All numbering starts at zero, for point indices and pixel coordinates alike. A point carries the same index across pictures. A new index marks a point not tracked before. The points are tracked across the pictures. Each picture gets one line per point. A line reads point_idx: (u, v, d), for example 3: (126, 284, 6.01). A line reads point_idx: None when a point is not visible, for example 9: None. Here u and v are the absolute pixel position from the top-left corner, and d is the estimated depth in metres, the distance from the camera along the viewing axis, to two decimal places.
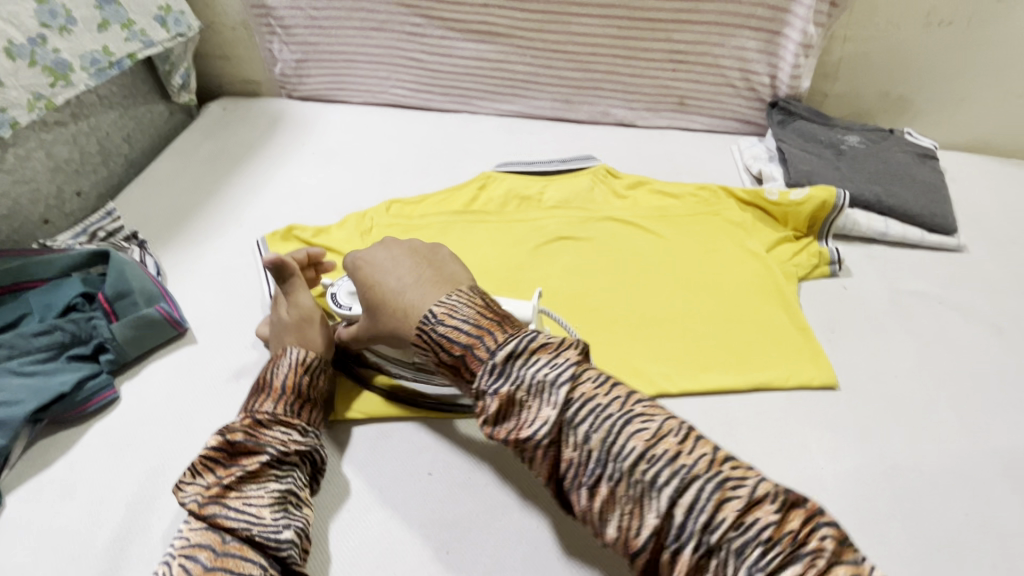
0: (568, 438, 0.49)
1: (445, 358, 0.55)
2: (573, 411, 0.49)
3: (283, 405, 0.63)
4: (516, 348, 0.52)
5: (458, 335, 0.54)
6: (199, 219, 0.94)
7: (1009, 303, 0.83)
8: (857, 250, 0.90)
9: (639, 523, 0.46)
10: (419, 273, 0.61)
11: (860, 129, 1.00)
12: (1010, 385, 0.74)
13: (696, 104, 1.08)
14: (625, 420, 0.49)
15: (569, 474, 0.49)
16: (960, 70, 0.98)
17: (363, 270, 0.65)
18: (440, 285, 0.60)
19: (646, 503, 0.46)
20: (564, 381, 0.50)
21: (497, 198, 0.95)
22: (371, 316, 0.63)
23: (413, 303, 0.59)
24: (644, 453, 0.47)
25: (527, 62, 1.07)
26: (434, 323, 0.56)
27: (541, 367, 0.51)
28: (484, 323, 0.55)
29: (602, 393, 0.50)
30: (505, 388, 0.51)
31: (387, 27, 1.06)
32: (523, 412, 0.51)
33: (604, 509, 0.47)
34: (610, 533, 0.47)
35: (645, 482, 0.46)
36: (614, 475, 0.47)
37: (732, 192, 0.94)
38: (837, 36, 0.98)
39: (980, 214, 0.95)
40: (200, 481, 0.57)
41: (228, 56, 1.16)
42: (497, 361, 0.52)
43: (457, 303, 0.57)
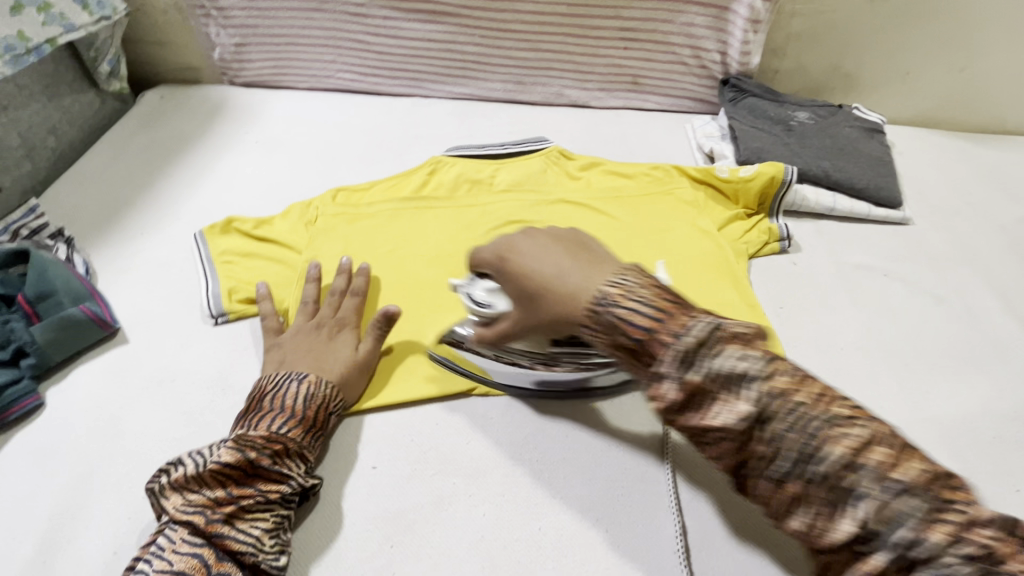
0: (757, 433, 0.40)
1: (623, 342, 0.44)
2: (765, 404, 0.40)
3: (306, 437, 0.61)
4: (707, 336, 0.41)
5: (633, 315, 0.43)
6: (135, 213, 0.89)
7: (949, 273, 0.85)
8: (806, 225, 0.91)
9: (831, 528, 0.37)
10: (576, 258, 0.51)
11: (809, 105, 1.00)
12: (950, 354, 0.76)
13: (649, 83, 1.07)
14: (826, 421, 0.38)
15: (752, 467, 0.40)
16: (906, 43, 0.99)
17: (511, 256, 0.54)
18: (605, 270, 0.48)
19: (844, 509, 0.37)
20: (756, 373, 0.40)
21: (447, 182, 0.93)
22: (526, 307, 0.53)
23: (577, 286, 0.48)
24: (851, 461, 0.37)
25: (475, 42, 1.04)
26: (608, 304, 0.45)
27: (731, 357, 0.41)
28: (666, 305, 0.43)
29: (797, 387, 0.40)
30: (696, 379, 0.41)
31: (328, 8, 1.02)
32: (707, 402, 0.41)
33: (790, 504, 0.39)
34: (795, 527, 0.39)
35: (845, 489, 0.37)
36: (812, 477, 0.38)
37: (685, 170, 0.93)
38: (785, 11, 0.97)
39: (924, 187, 0.97)
40: (206, 493, 0.55)
41: (163, 42, 1.11)
42: (687, 350, 0.41)
43: (631, 281, 0.46)
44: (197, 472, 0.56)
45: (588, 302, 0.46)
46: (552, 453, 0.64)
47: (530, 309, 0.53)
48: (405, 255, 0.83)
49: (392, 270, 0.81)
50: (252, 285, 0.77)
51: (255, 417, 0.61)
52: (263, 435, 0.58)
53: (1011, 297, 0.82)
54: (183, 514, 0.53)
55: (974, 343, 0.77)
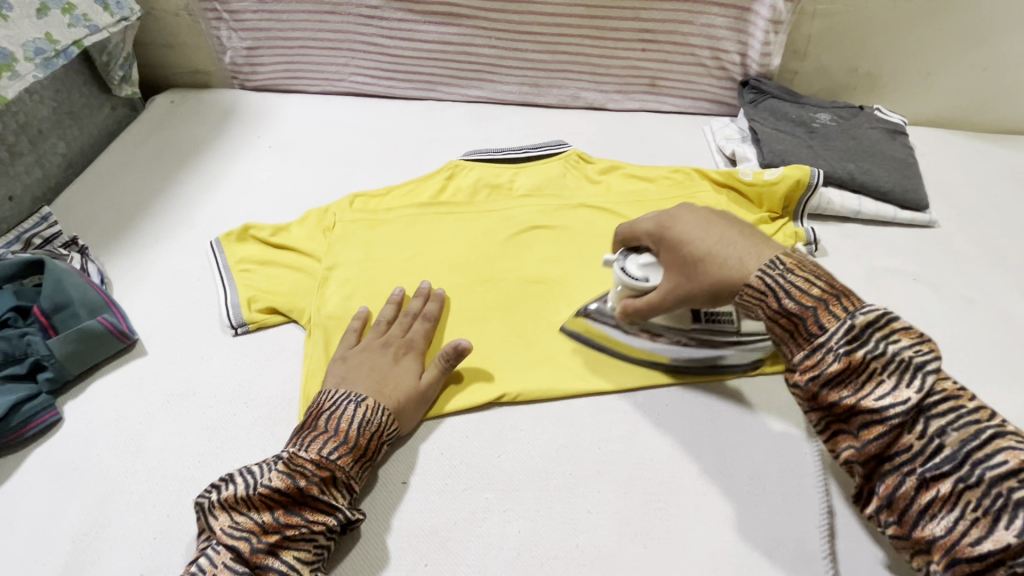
0: (915, 427, 0.44)
1: (790, 305, 0.48)
2: (932, 400, 0.44)
3: (354, 467, 0.58)
4: (879, 319, 0.46)
5: (810, 285, 0.48)
6: (149, 221, 0.88)
7: (979, 276, 0.83)
8: (831, 229, 0.89)
9: (982, 533, 0.41)
10: (742, 232, 0.54)
11: (831, 106, 0.99)
12: (985, 359, 0.75)
13: (667, 85, 1.05)
14: (997, 430, 0.43)
15: (899, 458, 0.45)
16: (928, 44, 0.98)
17: (672, 227, 0.58)
18: (770, 246, 0.52)
19: (1002, 516, 0.41)
20: (932, 371, 0.44)
21: (466, 187, 0.92)
22: (684, 273, 0.56)
23: (745, 255, 0.52)
24: (1016, 473, 0.41)
25: (491, 44, 1.02)
26: (780, 269, 0.49)
27: (904, 347, 0.45)
28: (840, 287, 0.49)
29: (967, 397, 0.45)
30: (862, 353, 0.46)
31: (342, 11, 1.00)
32: (869, 383, 0.45)
33: (937, 505, 0.43)
34: (933, 530, 0.43)
35: (1009, 499, 0.41)
36: (970, 478, 0.42)
37: (707, 173, 0.92)
38: (806, 12, 0.96)
39: (948, 188, 0.96)
40: (254, 516, 0.53)
41: (172, 45, 1.09)
42: (857, 323, 0.46)
43: (804, 258, 0.51)
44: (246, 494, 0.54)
45: (757, 268, 0.51)
46: (585, 465, 0.63)
47: (687, 273, 0.55)
48: (427, 262, 0.81)
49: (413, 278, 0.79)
50: (272, 294, 0.75)
51: (306, 435, 0.58)
52: (314, 459, 0.55)
53: None
54: (228, 538, 0.52)
55: (1009, 347, 0.76)
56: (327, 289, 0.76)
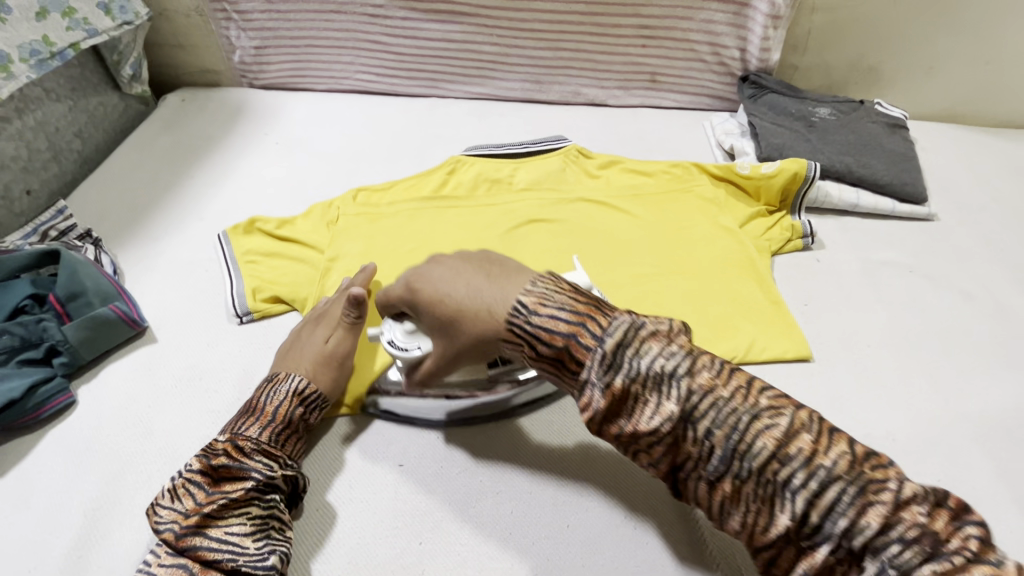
0: (688, 434, 0.44)
1: (544, 350, 0.47)
2: (694, 404, 0.44)
3: (267, 434, 0.60)
4: (624, 336, 0.45)
5: (555, 324, 0.46)
6: (158, 215, 0.91)
7: (978, 269, 0.83)
8: (830, 222, 0.90)
9: (767, 520, 0.42)
10: (485, 274, 0.50)
11: (832, 101, 0.99)
12: (980, 351, 0.75)
13: (668, 81, 1.06)
14: (751, 416, 0.43)
15: (687, 466, 0.45)
16: (930, 37, 0.97)
17: (416, 286, 0.53)
18: (515, 280, 0.49)
19: (777, 502, 0.42)
20: (683, 374, 0.44)
21: (467, 181, 0.93)
22: (444, 335, 0.52)
23: (492, 305, 0.49)
24: (776, 453, 0.42)
25: (493, 42, 1.04)
26: (525, 314, 0.47)
27: (656, 357, 0.44)
28: (582, 309, 0.47)
29: (721, 385, 0.44)
30: (619, 381, 0.44)
31: (347, 10, 1.02)
32: (638, 407, 0.45)
33: (725, 501, 0.44)
34: (734, 525, 0.45)
35: (777, 483, 0.42)
36: (741, 473, 0.43)
37: (705, 167, 0.93)
38: (805, 7, 0.96)
39: (950, 182, 0.95)
40: (178, 505, 0.56)
41: (184, 45, 1.12)
42: (606, 351, 0.45)
43: (547, 289, 0.48)
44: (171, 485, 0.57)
45: (504, 316, 0.48)
46: (576, 450, 0.65)
47: (448, 333, 0.52)
48: (427, 254, 0.83)
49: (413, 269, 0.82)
50: (274, 284, 0.78)
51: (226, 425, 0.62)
52: (226, 438, 0.59)
53: None
54: (159, 529, 0.54)
55: (1005, 340, 0.76)
56: (328, 279, 0.78)
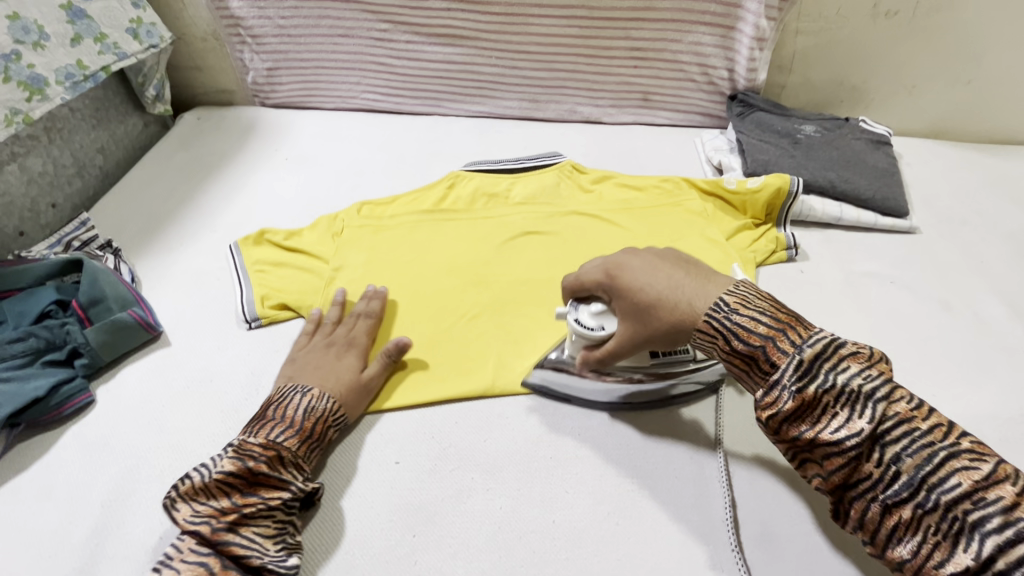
0: (872, 455, 0.48)
1: (738, 346, 0.53)
2: (885, 427, 0.48)
3: (303, 447, 0.63)
4: (824, 350, 0.50)
5: (756, 322, 0.52)
6: (175, 227, 0.96)
7: (957, 280, 0.86)
8: (814, 234, 0.93)
9: (944, 555, 0.45)
10: (687, 272, 0.58)
11: (816, 118, 1.03)
12: (957, 359, 0.77)
13: (659, 99, 1.11)
14: (948, 453, 0.46)
15: (862, 485, 0.49)
16: (910, 58, 1.01)
17: (622, 268, 0.61)
18: (716, 283, 0.57)
19: (961, 539, 0.44)
20: (881, 398, 0.48)
21: (465, 196, 0.98)
22: (637, 318, 0.59)
23: (691, 301, 0.56)
24: (969, 494, 0.44)
25: (492, 63, 1.09)
26: (727, 310, 0.54)
27: (854, 376, 0.49)
28: (782, 317, 0.53)
29: (919, 418, 0.48)
30: (811, 389, 0.49)
31: (354, 34, 1.08)
32: (825, 417, 0.49)
33: (899, 527, 0.47)
34: (901, 552, 0.47)
35: (964, 521, 0.44)
36: (925, 502, 0.46)
37: (694, 182, 0.97)
38: (790, 29, 1.00)
39: (933, 196, 0.99)
40: (213, 504, 0.58)
41: (201, 67, 1.18)
42: (804, 359, 0.50)
43: (747, 293, 0.55)
44: (203, 484, 0.58)
45: (704, 310, 0.55)
46: (565, 450, 0.68)
47: (638, 315, 0.59)
48: (425, 265, 0.87)
49: (411, 280, 0.86)
50: (280, 291, 0.82)
51: (253, 425, 0.64)
52: (262, 443, 0.61)
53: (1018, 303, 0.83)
54: (189, 525, 0.56)
55: (983, 349, 0.78)
56: (332, 288, 0.83)
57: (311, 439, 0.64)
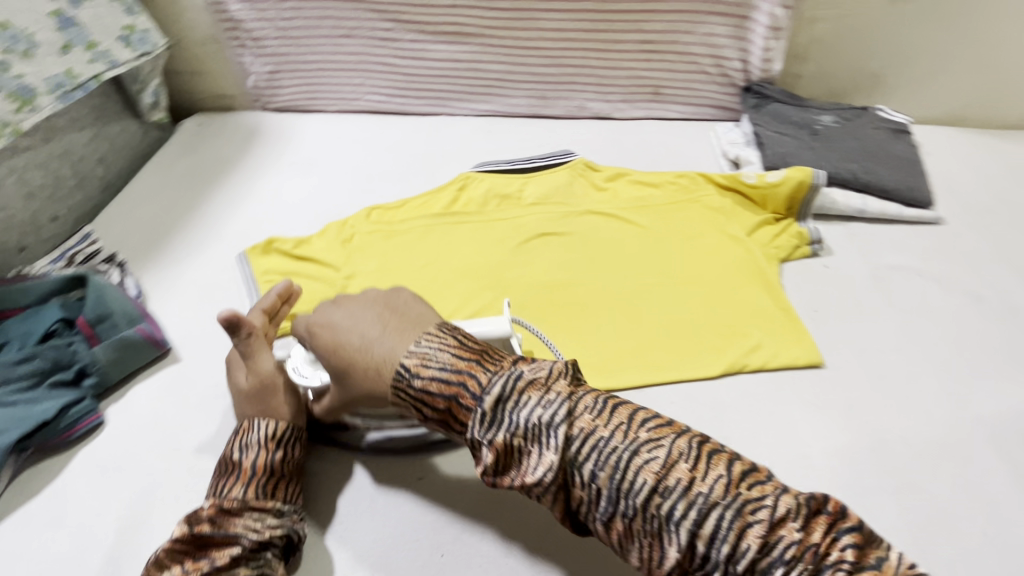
0: (575, 479, 0.47)
1: (432, 413, 0.52)
2: (575, 450, 0.47)
3: (253, 490, 0.58)
4: (502, 392, 0.49)
5: (437, 383, 0.51)
6: (178, 238, 0.93)
7: (987, 271, 0.84)
8: (838, 228, 0.90)
9: (660, 553, 0.44)
10: (381, 324, 0.57)
11: (834, 108, 1.00)
12: (991, 353, 0.75)
13: (671, 93, 1.08)
14: (632, 451, 0.46)
15: (583, 509, 0.48)
16: (929, 43, 0.99)
17: (318, 333, 0.60)
18: (408, 334, 0.55)
19: (664, 536, 0.44)
20: (560, 423, 0.47)
21: (477, 198, 0.95)
22: (338, 381, 0.58)
23: (382, 360, 0.54)
24: (657, 488, 0.44)
25: (499, 60, 1.07)
26: (410, 379, 0.52)
27: (534, 409, 0.48)
28: (462, 366, 0.51)
29: (601, 426, 0.47)
30: (501, 438, 0.48)
31: (357, 34, 1.06)
32: (524, 459, 0.48)
33: (623, 540, 0.46)
34: (634, 561, 0.46)
35: (660, 517, 0.44)
36: (630, 513, 0.45)
37: (712, 177, 0.94)
38: (806, 17, 0.98)
39: (957, 186, 0.96)
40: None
41: (201, 72, 1.16)
42: (486, 410, 0.48)
43: (429, 349, 0.53)
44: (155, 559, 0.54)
45: (392, 378, 0.53)
46: None
47: (343, 384, 0.58)
48: (439, 269, 0.85)
49: (425, 285, 0.84)
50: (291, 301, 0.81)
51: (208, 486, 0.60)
52: (206, 500, 0.57)
53: None
54: None
55: (1016, 342, 0.76)
56: None
57: (257, 480, 0.59)
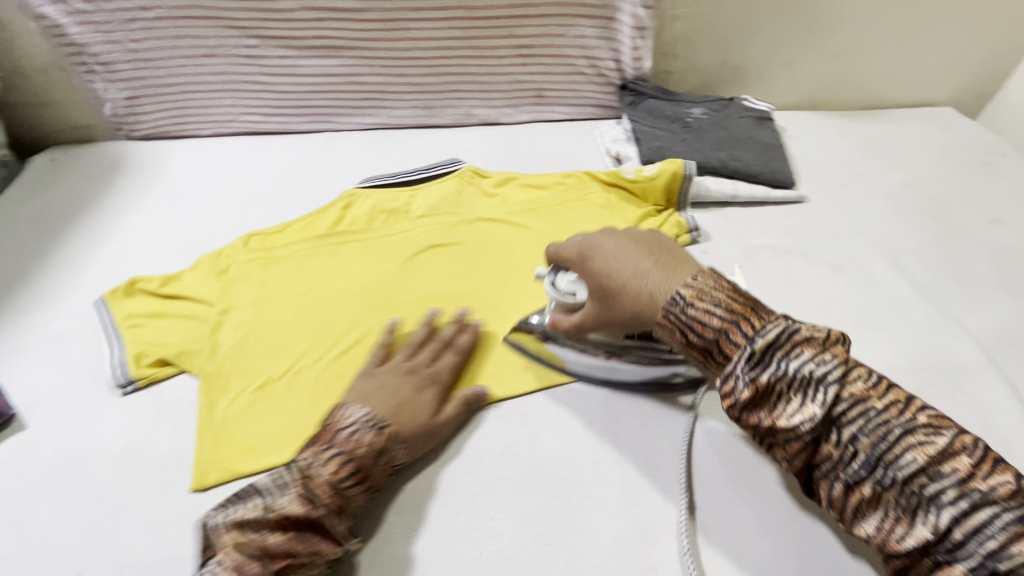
0: (831, 436, 0.48)
1: (696, 339, 0.54)
2: (842, 409, 0.48)
3: (358, 492, 0.57)
4: (776, 338, 0.50)
5: (709, 315, 0.53)
6: (31, 288, 0.83)
7: (847, 242, 0.90)
8: (714, 214, 0.94)
9: (905, 529, 0.45)
10: (653, 260, 0.60)
11: (702, 101, 1.05)
12: (856, 317, 0.79)
13: (554, 95, 1.10)
14: (904, 430, 0.46)
15: (825, 466, 0.49)
16: (779, 35, 1.06)
17: (589, 256, 0.64)
18: (680, 275, 0.58)
19: (919, 513, 0.44)
20: (833, 381, 0.48)
21: (363, 215, 0.92)
22: (599, 302, 0.63)
23: (654, 289, 0.57)
24: (925, 469, 0.44)
25: (378, 73, 1.04)
26: (683, 304, 0.55)
27: (807, 362, 0.49)
28: (737, 309, 0.53)
29: (875, 396, 0.48)
30: (764, 377, 0.50)
31: (220, 53, 0.99)
32: (780, 404, 0.50)
33: (862, 504, 0.47)
34: (866, 529, 0.47)
35: (921, 495, 0.44)
36: (884, 480, 0.46)
37: (596, 175, 0.96)
38: (666, 16, 1.02)
39: (815, 165, 1.03)
40: (261, 536, 0.52)
41: (46, 102, 1.05)
42: (756, 349, 0.50)
43: (705, 286, 0.55)
44: (259, 517, 0.53)
45: (664, 303, 0.56)
46: (488, 472, 0.64)
47: (604, 305, 0.62)
48: (323, 293, 0.81)
49: (310, 311, 0.79)
50: (157, 345, 0.74)
51: (318, 450, 0.57)
52: (326, 482, 0.55)
53: (902, 259, 0.87)
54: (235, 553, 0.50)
55: (876, 304, 0.81)
56: (220, 334, 0.75)
57: (369, 486, 0.58)
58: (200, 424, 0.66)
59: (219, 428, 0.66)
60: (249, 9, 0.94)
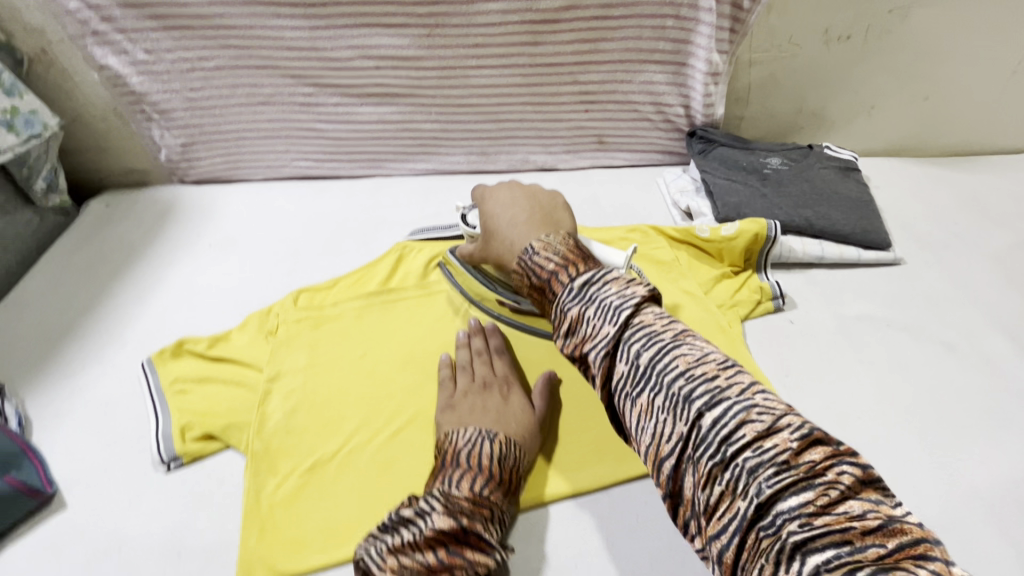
0: (621, 354, 0.44)
1: (535, 281, 0.52)
2: (631, 330, 0.45)
3: (496, 494, 0.56)
4: (594, 278, 0.48)
5: (547, 259, 0.51)
6: (76, 344, 0.82)
7: (953, 313, 0.80)
8: (797, 277, 0.86)
9: (669, 430, 0.41)
10: (528, 214, 0.58)
11: (780, 149, 0.97)
12: (974, 410, 0.69)
13: (616, 141, 1.04)
14: (675, 341, 0.44)
15: (617, 384, 0.45)
16: (866, 79, 0.97)
17: (483, 202, 0.64)
18: (542, 230, 0.56)
19: (678, 412, 0.41)
20: (631, 302, 0.46)
21: (415, 269, 0.88)
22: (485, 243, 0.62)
23: (514, 240, 0.56)
24: (684, 372, 0.42)
25: (432, 119, 1.00)
26: (530, 252, 0.53)
27: (611, 294, 0.47)
28: (572, 258, 0.51)
29: (663, 321, 0.46)
30: (577, 310, 0.47)
31: (276, 100, 0.97)
32: (586, 329, 0.46)
33: (641, 417, 0.43)
34: (645, 441, 0.42)
35: (678, 395, 0.41)
36: (658, 385, 0.42)
37: (663, 230, 0.89)
38: (743, 61, 0.94)
39: (908, 222, 0.94)
40: (420, 558, 0.48)
41: (105, 148, 1.04)
42: (576, 286, 0.48)
43: (553, 237, 0.53)
44: (413, 538, 0.49)
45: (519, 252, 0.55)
46: None
47: (487, 246, 0.63)
48: (377, 360, 0.76)
49: (361, 381, 0.73)
50: (206, 416, 0.70)
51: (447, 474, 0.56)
52: (468, 496, 0.54)
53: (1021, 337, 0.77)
54: None
55: (996, 392, 0.71)
56: (268, 404, 0.70)
57: (507, 490, 0.58)
58: (246, 514, 0.61)
59: (266, 517, 0.61)
60: (307, 58, 0.91)
